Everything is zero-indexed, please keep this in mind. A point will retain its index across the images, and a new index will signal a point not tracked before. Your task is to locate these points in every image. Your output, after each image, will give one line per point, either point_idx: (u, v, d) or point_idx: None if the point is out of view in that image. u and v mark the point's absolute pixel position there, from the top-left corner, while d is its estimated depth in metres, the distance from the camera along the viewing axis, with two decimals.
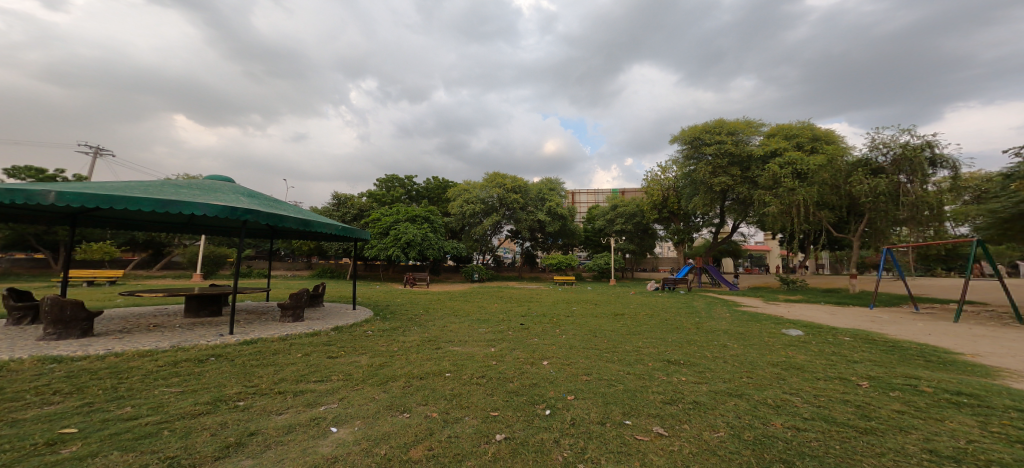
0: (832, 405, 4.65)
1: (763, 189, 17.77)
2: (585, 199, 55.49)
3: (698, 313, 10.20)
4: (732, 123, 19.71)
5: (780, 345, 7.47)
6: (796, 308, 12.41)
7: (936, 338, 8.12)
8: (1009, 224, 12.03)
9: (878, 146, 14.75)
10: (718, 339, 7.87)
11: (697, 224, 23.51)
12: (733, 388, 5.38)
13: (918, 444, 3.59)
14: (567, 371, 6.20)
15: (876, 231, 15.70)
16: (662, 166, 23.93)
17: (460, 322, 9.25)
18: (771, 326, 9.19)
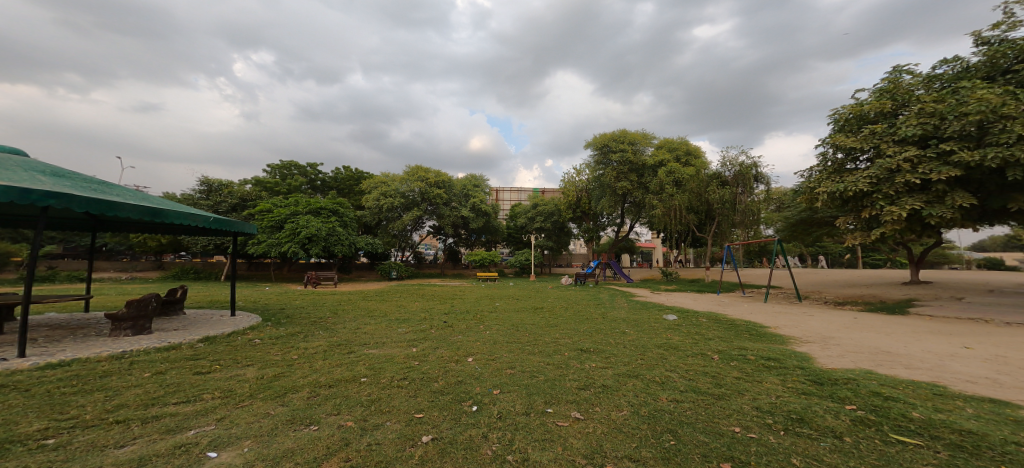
0: (697, 377, 5.53)
1: (653, 194, 20.36)
2: (509, 196, 54.82)
3: (603, 304, 11.28)
4: (633, 134, 22.00)
5: (663, 329, 8.65)
6: (674, 296, 14.55)
7: (759, 315, 10.36)
8: (801, 224, 16.03)
9: (725, 163, 18.14)
10: (620, 327, 8.79)
11: (604, 223, 25.58)
12: (631, 370, 6.03)
13: (751, 403, 4.45)
14: (492, 367, 6.21)
15: (721, 233, 19.11)
16: (576, 169, 25.65)
17: (374, 323, 8.64)
18: (656, 312, 10.64)
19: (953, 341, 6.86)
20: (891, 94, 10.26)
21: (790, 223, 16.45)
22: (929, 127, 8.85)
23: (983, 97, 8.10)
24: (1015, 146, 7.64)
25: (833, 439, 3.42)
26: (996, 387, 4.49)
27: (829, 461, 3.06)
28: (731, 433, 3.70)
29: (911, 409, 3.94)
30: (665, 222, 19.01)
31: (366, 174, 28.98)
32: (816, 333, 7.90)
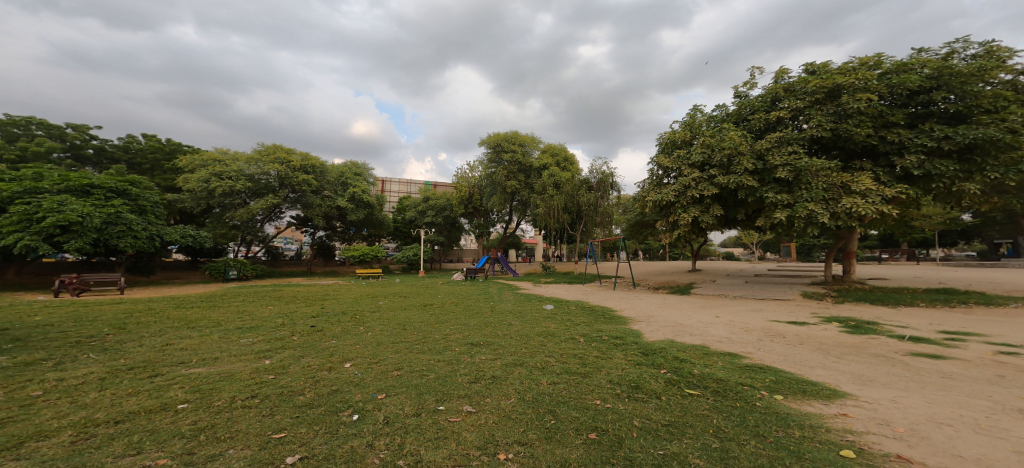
0: (569, 358, 5.27)
1: (537, 194, 21.69)
2: (396, 188, 51.71)
3: (492, 298, 11.63)
4: (524, 137, 23.07)
5: (542, 319, 9.21)
6: (552, 288, 15.77)
7: (616, 300, 12.02)
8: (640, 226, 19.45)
9: (592, 170, 20.57)
10: (506, 319, 9.12)
11: (494, 219, 26.08)
12: (516, 358, 5.38)
13: (611, 378, 4.35)
14: (374, 371, 4.76)
15: (587, 231, 21.60)
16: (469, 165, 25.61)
17: (200, 337, 6.60)
18: (536, 303, 11.48)
19: (718, 311, 8.84)
20: (683, 127, 12.80)
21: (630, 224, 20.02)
22: (705, 155, 11.16)
23: (729, 138, 10.71)
24: (743, 176, 10.37)
25: (657, 400, 3.72)
26: (733, 344, 5.76)
27: (655, 418, 3.28)
28: (595, 407, 3.53)
29: (696, 367, 4.71)
30: (545, 220, 20.65)
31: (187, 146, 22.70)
32: (644, 312, 9.24)
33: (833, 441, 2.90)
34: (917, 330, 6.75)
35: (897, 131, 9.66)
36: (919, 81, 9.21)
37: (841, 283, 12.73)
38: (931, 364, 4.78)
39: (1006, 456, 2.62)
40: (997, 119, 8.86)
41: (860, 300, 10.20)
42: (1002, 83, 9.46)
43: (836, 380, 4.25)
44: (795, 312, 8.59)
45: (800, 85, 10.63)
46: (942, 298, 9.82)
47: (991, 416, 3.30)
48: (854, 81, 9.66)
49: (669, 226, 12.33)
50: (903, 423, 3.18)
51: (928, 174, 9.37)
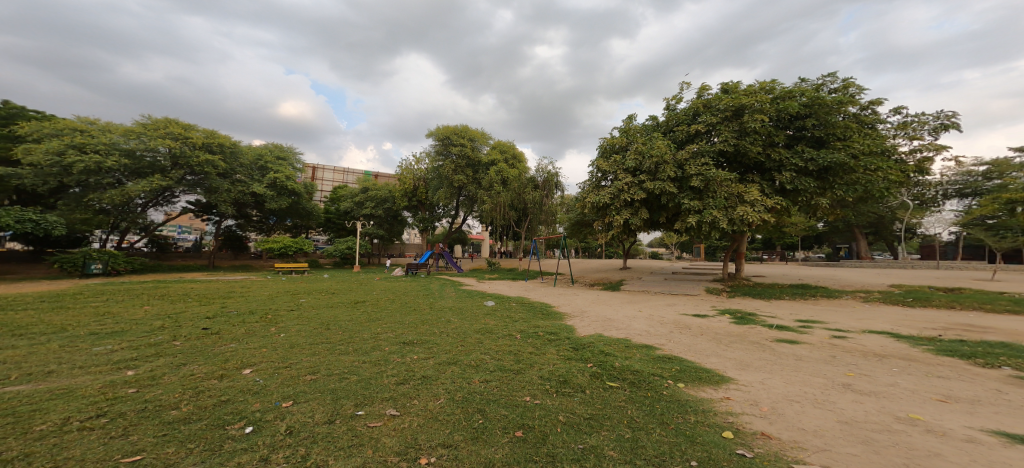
0: (504, 356, 5.34)
1: (484, 190, 21.68)
2: (330, 177, 48.61)
3: (432, 294, 11.43)
4: (473, 132, 22.99)
5: (482, 315, 9.21)
6: (495, 284, 15.87)
7: (555, 296, 12.38)
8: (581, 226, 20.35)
9: (539, 169, 20.91)
10: (445, 316, 8.94)
11: (439, 214, 25.62)
12: (451, 357, 5.30)
13: (541, 374, 4.50)
14: (283, 376, 4.23)
15: (531, 229, 22.05)
16: (416, 156, 24.98)
17: (31, 346, 5.18)
18: (477, 299, 11.46)
19: (641, 306, 9.52)
20: (620, 132, 13.44)
21: (572, 223, 21.02)
22: (637, 161, 11.84)
23: (656, 147, 11.46)
24: (667, 183, 11.18)
25: (581, 394, 3.91)
26: (649, 336, 6.22)
27: (578, 412, 3.46)
28: (524, 403, 3.64)
29: (618, 360, 5.03)
30: (491, 217, 20.70)
31: (42, 113, 19.18)
32: (578, 308, 9.64)
33: (719, 423, 3.30)
34: (780, 319, 7.83)
35: (779, 150, 11.00)
36: (800, 107, 10.60)
37: (733, 281, 14.15)
38: (793, 348, 5.60)
39: (840, 427, 3.20)
40: (845, 146, 10.52)
41: (749, 294, 11.55)
42: (851, 116, 11.26)
43: (725, 366, 4.82)
44: (699, 306, 9.50)
45: (716, 101, 11.60)
46: (802, 291, 11.51)
47: (835, 393, 3.96)
48: (753, 102, 10.81)
49: (605, 226, 12.96)
50: (769, 402, 3.76)
51: (795, 189, 10.83)
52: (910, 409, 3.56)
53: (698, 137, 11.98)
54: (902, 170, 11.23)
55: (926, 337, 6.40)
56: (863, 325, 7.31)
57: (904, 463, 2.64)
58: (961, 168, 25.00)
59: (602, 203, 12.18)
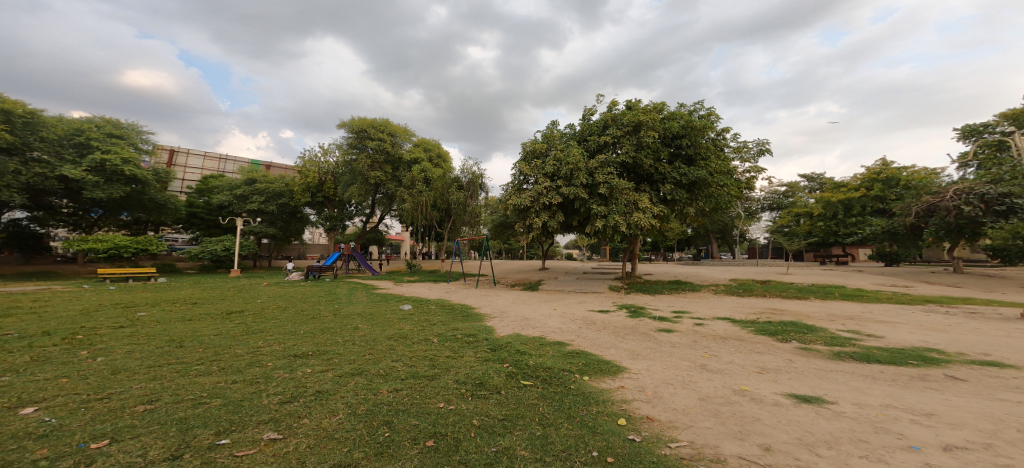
0: (418, 362, 5.19)
1: (404, 188, 20.95)
2: (198, 163, 42.39)
3: (338, 300, 10.66)
4: (394, 127, 22.02)
5: (396, 320, 8.83)
6: (414, 287, 15.32)
7: (475, 297, 12.37)
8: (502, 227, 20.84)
9: (464, 170, 20.78)
10: (352, 323, 8.33)
11: (351, 211, 24.00)
12: (356, 367, 4.98)
13: (455, 379, 4.45)
14: (98, 408, 3.43)
15: (454, 230, 21.86)
16: (324, 147, 23.13)
17: None
18: (393, 303, 10.98)
19: (555, 304, 10.00)
20: (542, 138, 13.93)
21: (494, 224, 21.35)
22: (554, 168, 12.40)
23: (571, 154, 12.09)
24: (580, 189, 11.93)
25: (497, 395, 3.97)
26: (561, 332, 6.57)
27: (493, 414, 3.50)
28: (436, 411, 3.56)
29: (532, 358, 5.23)
30: (413, 216, 20.01)
31: None
32: (498, 308, 9.78)
33: (614, 412, 3.61)
34: (661, 310, 8.93)
35: (664, 165, 12.34)
36: (679, 129, 12.00)
37: (628, 278, 15.58)
38: (671, 336, 6.40)
39: (701, 404, 3.76)
40: (704, 167, 12.13)
41: (644, 290, 12.84)
42: (708, 140, 12.66)
43: (620, 356, 5.29)
44: (604, 302, 10.30)
45: (621, 115, 12.61)
46: (673, 286, 13.26)
47: (697, 373, 4.64)
48: (647, 120, 12.00)
49: (526, 228, 13.28)
50: (652, 387, 4.24)
51: (670, 199, 12.31)
52: (742, 382, 4.35)
53: (605, 148, 12.93)
54: (740, 186, 13.50)
55: (750, 319, 7.92)
56: (718, 313, 8.68)
57: (741, 430, 3.20)
58: (772, 188, 32.27)
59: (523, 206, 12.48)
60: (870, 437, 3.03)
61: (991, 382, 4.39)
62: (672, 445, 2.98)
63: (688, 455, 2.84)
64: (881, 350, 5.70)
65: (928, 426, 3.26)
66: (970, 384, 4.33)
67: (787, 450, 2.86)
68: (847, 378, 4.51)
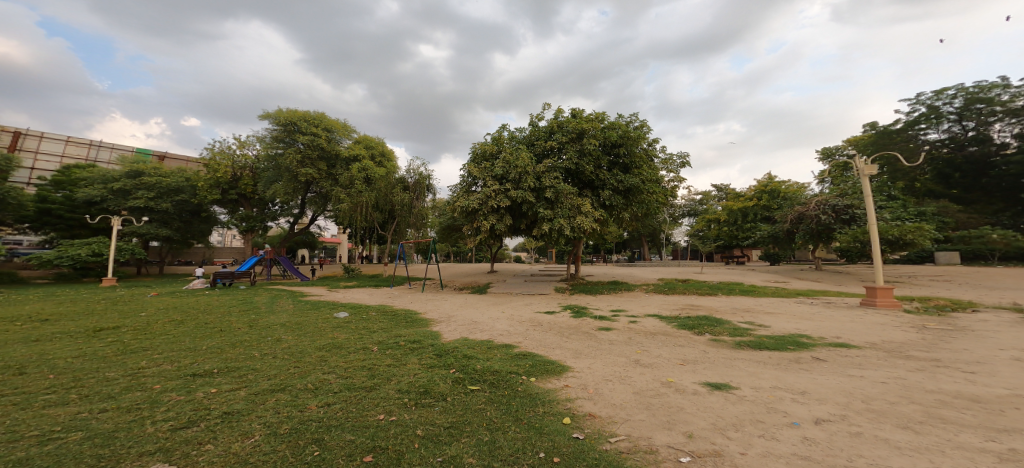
0: (354, 373, 4.85)
1: (341, 188, 19.91)
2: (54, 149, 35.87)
3: (255, 310, 9.65)
4: (330, 121, 20.72)
5: (330, 329, 8.24)
6: (351, 293, 14.48)
7: (418, 303, 11.96)
8: (450, 228, 20.56)
9: (410, 170, 20.06)
10: (273, 335, 7.58)
11: (274, 212, 22.32)
12: (276, 383, 4.54)
13: (395, 388, 4.29)
14: None
15: (398, 232, 21.06)
16: (242, 140, 21.19)
17: None
18: (325, 312, 10.15)
19: (502, 307, 10.03)
20: (492, 140, 13.95)
21: (441, 227, 20.97)
22: (503, 171, 12.55)
23: (521, 158, 12.31)
24: (528, 193, 12.17)
25: (443, 402, 3.88)
26: (509, 335, 6.61)
27: (439, 422, 3.41)
28: (376, 424, 3.39)
29: (479, 362, 5.20)
30: (351, 217, 18.94)
31: None
32: (444, 313, 9.58)
33: (560, 411, 3.71)
34: (602, 310, 9.36)
35: (603, 172, 12.97)
36: (617, 138, 12.70)
37: (572, 280, 16.18)
38: (608, 334, 6.74)
39: (636, 398, 4.00)
40: (639, 175, 12.96)
41: (586, 290, 13.37)
42: (643, 148, 13.68)
43: (563, 356, 5.44)
44: (549, 303, 10.55)
45: (566, 123, 13.12)
46: (612, 287, 13.99)
47: (632, 368, 4.94)
48: (590, 129, 12.64)
49: (474, 231, 13.18)
50: (593, 384, 4.43)
51: (609, 204, 13.02)
52: (668, 374, 4.71)
53: (551, 153, 13.37)
54: (666, 194, 14.53)
55: (674, 315, 8.60)
56: (648, 310, 9.34)
57: (668, 420, 3.46)
58: (688, 196, 35.53)
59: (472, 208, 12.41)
60: (765, 417, 3.45)
61: (841, 361, 5.24)
62: (612, 440, 3.13)
63: (626, 448, 3.00)
64: (767, 338, 6.54)
65: (804, 402, 3.80)
66: (827, 364, 5.13)
67: (706, 436, 3.14)
68: (747, 364, 5.10)
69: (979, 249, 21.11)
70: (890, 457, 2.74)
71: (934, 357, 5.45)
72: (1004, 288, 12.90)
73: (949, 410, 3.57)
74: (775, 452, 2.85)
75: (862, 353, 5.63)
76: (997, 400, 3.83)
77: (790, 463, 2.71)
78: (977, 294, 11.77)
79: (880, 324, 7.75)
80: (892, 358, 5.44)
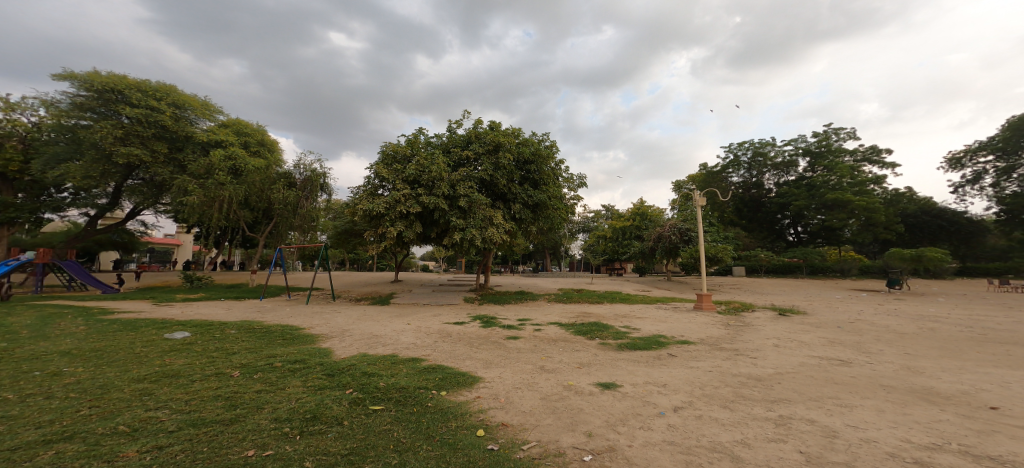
0: (203, 405, 3.85)
1: (191, 177, 16.54)
2: None
3: (17, 338, 6.84)
4: (181, 95, 17.29)
5: (157, 355, 5.90)
6: (196, 308, 11.93)
7: (293, 317, 10.47)
8: (347, 233, 18.88)
9: (298, 165, 17.72)
10: (45, 368, 5.04)
11: (63, 201, 17.07)
12: (55, 430, 3.14)
13: (270, 417, 3.62)
14: None
15: (278, 234, 18.51)
16: (8, 101, 16.11)
17: None
18: (151, 333, 7.60)
19: (408, 319, 9.48)
20: (406, 142, 13.30)
21: (338, 231, 19.10)
22: (416, 176, 12.09)
23: (435, 164, 12.04)
24: (440, 200, 11.90)
25: (337, 427, 3.47)
26: (415, 348, 6.29)
27: (334, 451, 3.03)
28: (242, 462, 2.80)
29: (383, 379, 4.83)
30: (203, 211, 15.97)
31: None
32: (337, 327, 8.65)
33: (472, 423, 3.65)
34: (508, 319, 9.57)
35: (516, 186, 13.37)
36: (529, 154, 13.38)
37: (481, 289, 16.30)
38: (516, 342, 6.92)
39: (543, 403, 4.17)
40: (548, 192, 13.71)
41: (494, 300, 13.52)
42: (553, 167, 14.64)
43: (473, 367, 5.40)
44: (459, 314, 10.34)
45: (484, 134, 13.35)
46: (518, 296, 14.48)
47: (538, 374, 5.15)
48: (505, 143, 13.02)
49: (378, 237, 12.35)
50: (504, 393, 4.46)
51: (518, 217, 13.53)
52: (569, 377, 5.03)
53: (466, 163, 13.33)
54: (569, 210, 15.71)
55: (571, 322, 9.25)
56: (549, 318, 9.88)
57: (571, 422, 3.68)
58: (584, 214, 39.05)
59: (377, 212, 11.61)
60: (642, 410, 3.92)
61: (686, 355, 6.26)
62: (524, 448, 3.19)
63: (538, 454, 3.09)
64: (637, 338, 7.47)
65: (664, 394, 4.42)
66: (677, 358, 6.07)
67: (602, 433, 3.42)
68: (625, 364, 5.73)
69: (755, 264, 27.72)
70: (720, 433, 3.34)
71: (735, 347, 6.87)
72: (767, 293, 17.28)
73: (746, 389, 4.51)
74: (654, 442, 3.23)
75: (696, 347, 6.81)
76: (768, 378, 4.98)
77: (663, 448, 3.10)
78: (757, 297, 15.44)
79: (705, 323, 9.52)
80: (714, 351, 6.67)
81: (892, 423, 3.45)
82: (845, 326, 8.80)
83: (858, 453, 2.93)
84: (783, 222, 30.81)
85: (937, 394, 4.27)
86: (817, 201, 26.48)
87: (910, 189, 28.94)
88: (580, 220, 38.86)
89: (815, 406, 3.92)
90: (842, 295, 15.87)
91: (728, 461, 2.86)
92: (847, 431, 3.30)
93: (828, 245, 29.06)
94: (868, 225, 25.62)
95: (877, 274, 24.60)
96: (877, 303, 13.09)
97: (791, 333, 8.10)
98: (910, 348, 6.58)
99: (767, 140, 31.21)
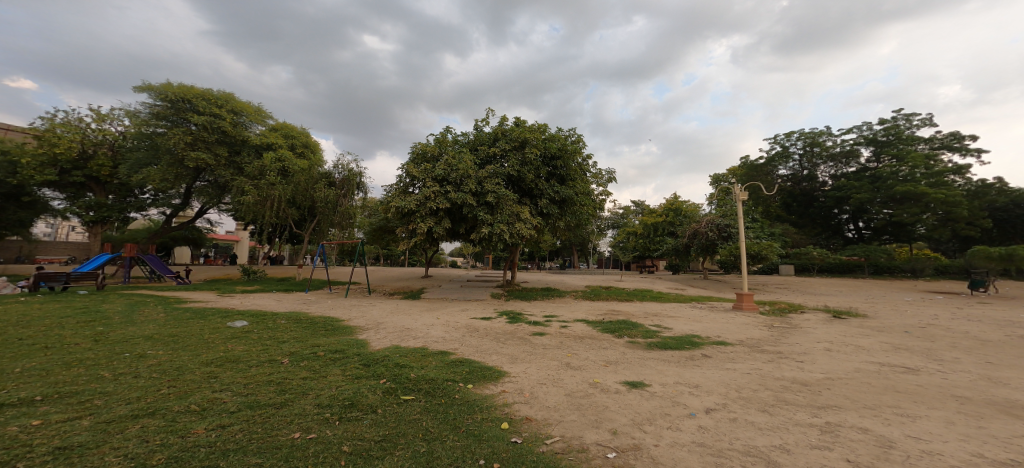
0: (257, 389, 4.14)
1: (247, 178, 17.75)
2: None
3: (106, 321, 7.71)
4: (239, 103, 18.57)
5: (220, 341, 6.43)
6: (252, 299, 12.83)
7: (335, 310, 11.02)
8: (381, 230, 19.51)
9: (337, 165, 18.56)
10: (133, 350, 5.62)
11: (143, 201, 18.79)
12: (140, 407, 3.49)
13: (315, 403, 3.85)
14: None
15: (320, 231, 19.42)
16: (99, 112, 17.86)
17: None
18: (215, 321, 8.28)
19: (438, 313, 9.74)
20: (434, 141, 13.56)
21: (373, 228, 19.80)
22: (444, 174, 12.33)
23: (462, 162, 12.30)
24: (468, 197, 12.08)
25: (372, 415, 3.64)
26: (444, 342, 6.47)
27: (368, 437, 3.19)
28: (290, 443, 3.00)
29: (413, 371, 4.99)
30: (258, 210, 17.09)
31: None
32: (373, 320, 9.02)
33: (498, 417, 3.71)
34: (537, 316, 9.57)
35: (541, 182, 13.31)
36: (555, 149, 13.20)
37: (508, 285, 16.32)
38: (542, 339, 6.93)
39: (568, 400, 4.16)
40: (574, 188, 13.56)
41: (522, 297, 13.53)
42: (580, 162, 14.44)
43: (501, 362, 5.47)
44: (486, 309, 10.48)
45: (510, 131, 13.39)
46: (548, 293, 14.40)
47: (563, 371, 5.15)
48: (531, 138, 13.03)
49: (407, 234, 12.71)
50: (528, 388, 4.50)
51: (545, 213, 13.39)
52: (594, 375, 4.99)
53: (493, 159, 13.44)
54: (597, 206, 15.36)
55: (601, 321, 9.10)
56: (576, 316, 9.77)
57: (596, 419, 3.66)
58: (614, 210, 38.39)
59: (408, 209, 11.96)
60: (670, 410, 3.83)
61: (722, 356, 6.02)
62: (548, 442, 3.22)
63: (561, 449, 3.10)
64: (669, 338, 7.26)
65: (696, 395, 4.29)
66: (712, 359, 5.84)
67: (627, 431, 3.37)
68: (655, 363, 5.60)
69: (807, 262, 26.16)
70: (756, 437, 3.20)
71: (778, 350, 6.51)
72: (821, 293, 16.18)
73: (789, 394, 4.27)
74: (681, 442, 3.15)
75: (734, 349, 6.53)
76: (816, 383, 4.69)
77: (691, 450, 3.03)
78: (808, 299, 14.49)
79: (746, 324, 9.09)
80: (754, 352, 6.36)
81: (962, 437, 3.17)
82: (915, 331, 8.10)
83: (918, 465, 2.72)
84: (841, 216, 28.61)
85: (1019, 408, 3.86)
86: (883, 194, 24.37)
87: (1002, 179, 25.84)
88: (613, 215, 38.13)
89: (870, 415, 3.66)
90: (912, 298, 14.56)
91: (762, 465, 2.76)
92: (905, 442, 3.06)
93: (897, 242, 26.77)
94: (947, 221, 23.36)
95: (957, 274, 22.34)
96: (954, 307, 11.91)
97: (848, 337, 7.55)
98: (987, 358, 5.95)
99: (821, 129, 29.12)
